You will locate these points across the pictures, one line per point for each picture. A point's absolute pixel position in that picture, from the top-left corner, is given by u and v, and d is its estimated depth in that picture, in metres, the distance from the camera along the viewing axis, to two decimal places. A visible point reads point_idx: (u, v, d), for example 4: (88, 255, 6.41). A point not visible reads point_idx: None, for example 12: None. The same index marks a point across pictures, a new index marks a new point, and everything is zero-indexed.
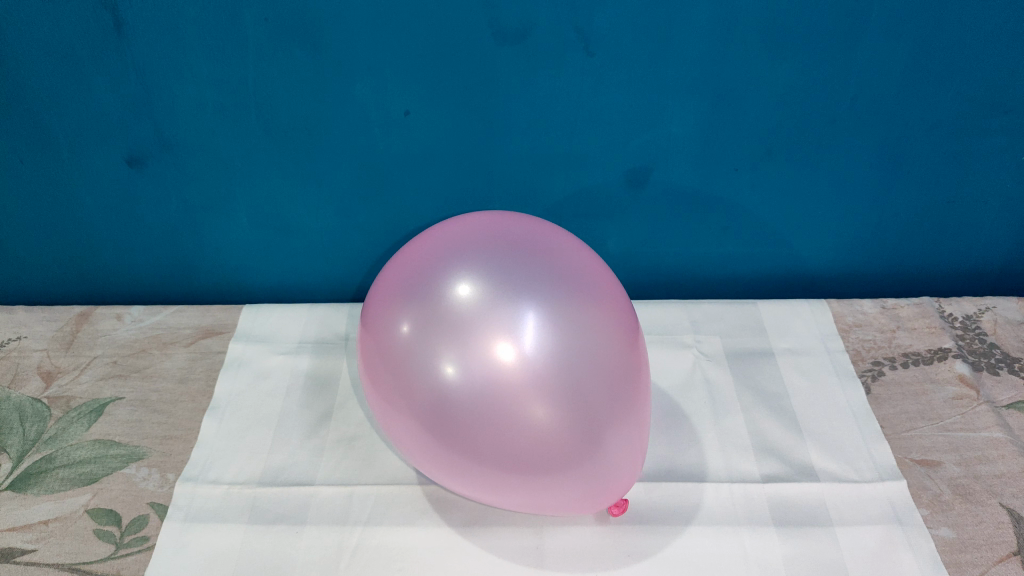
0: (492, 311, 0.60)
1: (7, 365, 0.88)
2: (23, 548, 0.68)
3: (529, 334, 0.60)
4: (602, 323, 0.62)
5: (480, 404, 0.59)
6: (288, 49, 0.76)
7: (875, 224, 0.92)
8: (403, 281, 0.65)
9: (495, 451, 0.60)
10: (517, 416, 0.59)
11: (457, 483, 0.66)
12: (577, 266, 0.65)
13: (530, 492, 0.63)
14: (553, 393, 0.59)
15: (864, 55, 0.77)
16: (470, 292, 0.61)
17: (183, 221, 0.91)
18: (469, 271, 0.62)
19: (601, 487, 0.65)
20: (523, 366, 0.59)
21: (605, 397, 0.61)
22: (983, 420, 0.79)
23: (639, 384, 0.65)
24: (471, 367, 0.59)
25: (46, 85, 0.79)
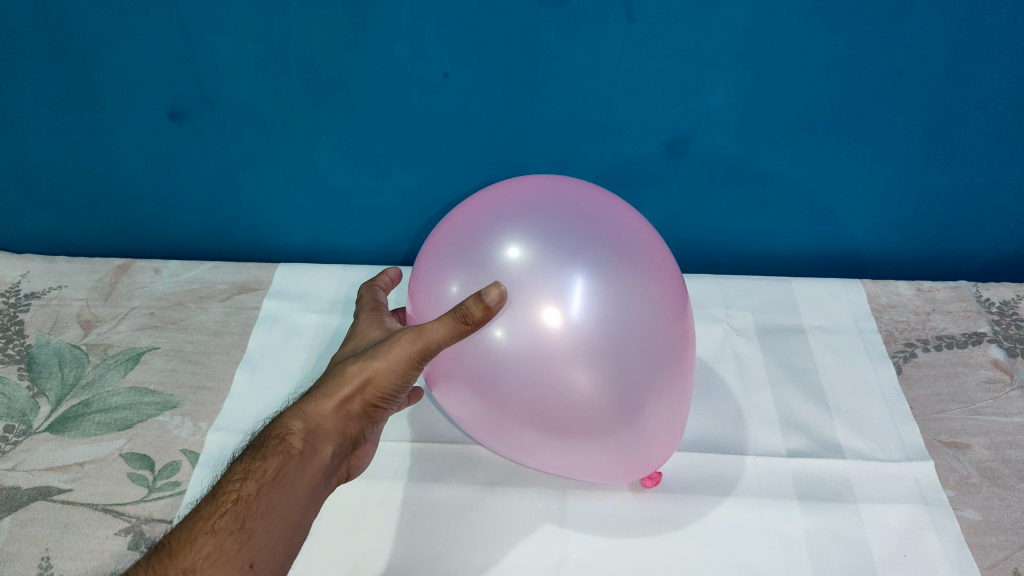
0: (538, 275, 0.59)
1: (48, 312, 0.90)
2: (60, 488, 0.70)
3: (577, 300, 0.59)
4: (647, 289, 0.61)
5: (525, 367, 0.59)
6: (330, 6, 0.76)
7: (914, 205, 0.91)
8: (450, 242, 0.65)
9: (537, 413, 0.60)
10: (561, 381, 0.59)
11: (500, 441, 0.66)
12: (625, 231, 0.63)
13: (573, 452, 0.63)
14: (597, 359, 0.58)
15: (911, 29, 0.75)
16: (520, 255, 0.60)
17: (222, 177, 0.92)
18: (518, 233, 0.61)
19: (642, 450, 0.64)
20: (571, 330, 0.58)
21: (650, 363, 0.60)
22: (1016, 405, 0.78)
23: (685, 351, 0.64)
24: (518, 331, 0.59)
25: (93, 37, 0.81)
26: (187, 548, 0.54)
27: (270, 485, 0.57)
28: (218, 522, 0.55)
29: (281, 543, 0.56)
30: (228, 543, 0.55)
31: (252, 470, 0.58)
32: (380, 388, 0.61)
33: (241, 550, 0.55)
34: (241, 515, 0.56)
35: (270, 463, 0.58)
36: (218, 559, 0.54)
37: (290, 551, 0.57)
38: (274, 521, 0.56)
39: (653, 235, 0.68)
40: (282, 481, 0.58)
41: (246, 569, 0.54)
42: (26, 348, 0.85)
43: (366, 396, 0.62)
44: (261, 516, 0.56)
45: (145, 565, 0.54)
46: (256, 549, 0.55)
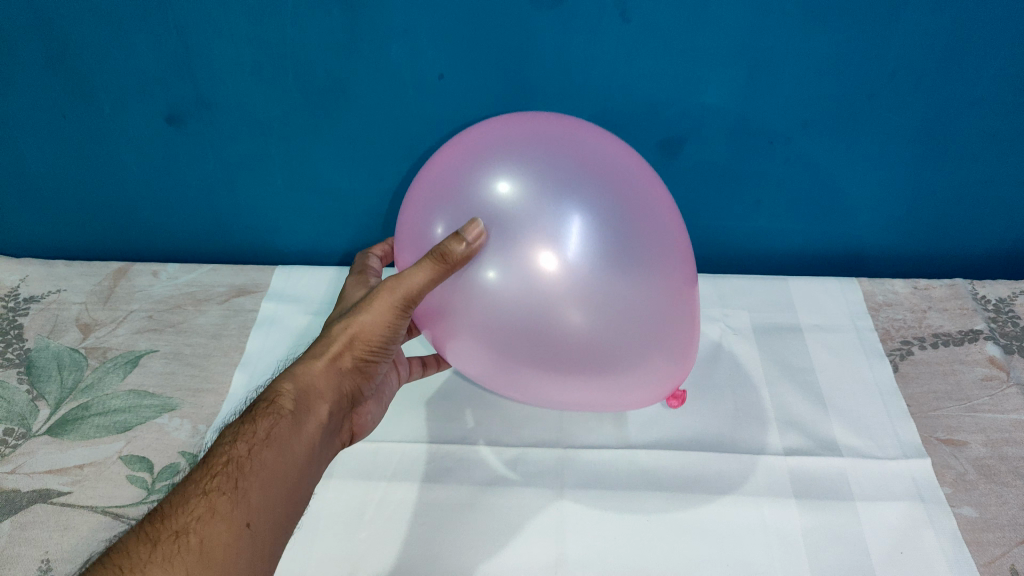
0: (515, 215, 0.57)
1: (47, 316, 0.90)
2: (60, 491, 0.70)
3: (571, 238, 0.56)
4: (632, 216, 0.58)
5: (519, 308, 0.57)
6: (326, 9, 0.76)
7: (909, 203, 0.91)
8: (426, 193, 0.63)
9: (533, 353, 0.58)
10: (556, 322, 0.56)
11: (497, 380, 0.64)
12: (605, 158, 0.60)
13: (575, 390, 0.61)
14: (588, 295, 0.56)
15: (905, 29, 0.75)
16: (510, 192, 0.57)
17: (219, 180, 0.93)
18: (508, 170, 0.58)
19: (646, 384, 0.63)
20: (557, 268, 0.56)
21: (645, 295, 0.57)
22: (1012, 402, 0.78)
23: (681, 279, 0.61)
24: (510, 271, 0.56)
25: (89, 42, 0.81)
26: (178, 510, 0.53)
27: (262, 444, 0.57)
28: (211, 483, 0.54)
29: (277, 501, 0.56)
30: (222, 502, 0.53)
31: (242, 434, 0.58)
32: (367, 340, 0.64)
33: (236, 506, 0.53)
34: (235, 474, 0.55)
35: (260, 425, 0.58)
36: (213, 516, 0.52)
37: (287, 510, 0.57)
38: (269, 477, 0.56)
39: (637, 161, 0.65)
40: (274, 440, 0.58)
41: (244, 526, 0.53)
42: (25, 352, 0.85)
43: (355, 350, 0.64)
44: (255, 473, 0.55)
45: (135, 532, 0.52)
46: (253, 505, 0.54)
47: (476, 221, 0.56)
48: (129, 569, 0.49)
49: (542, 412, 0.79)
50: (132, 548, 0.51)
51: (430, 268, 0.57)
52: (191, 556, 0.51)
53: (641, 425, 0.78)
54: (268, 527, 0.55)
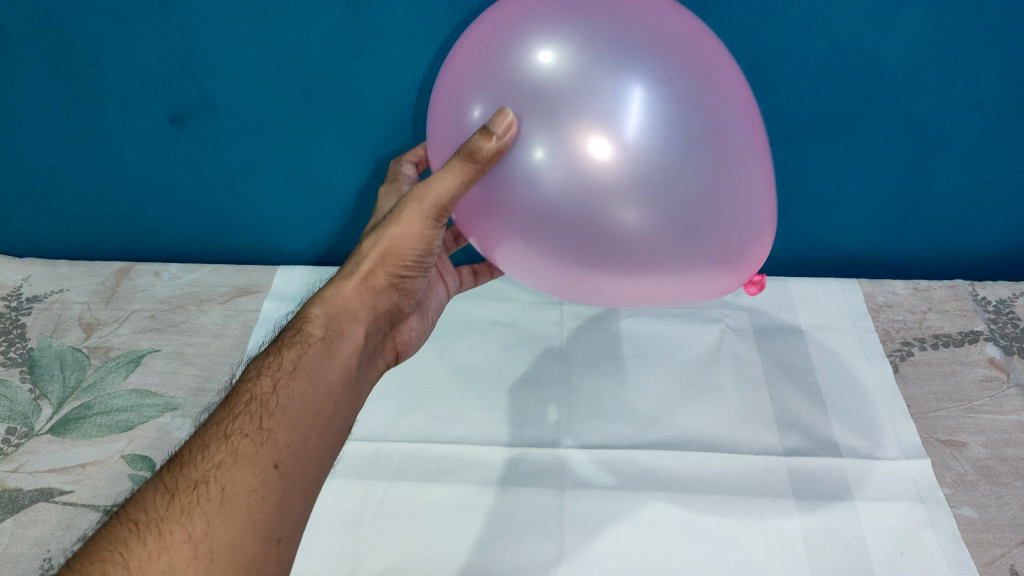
0: (548, 97, 0.48)
1: (49, 315, 0.91)
2: (62, 489, 0.71)
3: (627, 117, 0.46)
4: (693, 87, 0.48)
5: (563, 201, 0.48)
6: (328, 11, 0.77)
7: (910, 204, 0.91)
8: (449, 82, 0.55)
9: (579, 253, 0.50)
10: (606, 217, 0.48)
11: (539, 281, 0.57)
12: (666, 21, 0.50)
13: (638, 293, 0.54)
14: (643, 187, 0.47)
15: (905, 31, 0.76)
16: (556, 62, 0.48)
17: (222, 179, 0.93)
18: (554, 36, 0.48)
19: (717, 286, 0.54)
20: (603, 158, 0.47)
21: (712, 184, 0.47)
22: (1012, 403, 0.78)
23: (758, 161, 0.51)
24: (555, 157, 0.47)
25: (93, 43, 0.81)
26: (198, 458, 0.51)
27: (289, 375, 0.56)
28: (233, 428, 0.53)
29: (304, 443, 0.54)
30: (245, 446, 0.52)
31: (268, 373, 0.57)
32: (398, 256, 0.62)
33: (260, 450, 0.51)
34: (258, 418, 0.53)
35: (287, 357, 0.58)
36: (236, 460, 0.50)
37: (316, 452, 0.55)
38: (296, 412, 0.55)
39: (699, 26, 0.54)
40: (302, 372, 0.57)
41: (272, 468, 0.51)
42: (28, 351, 0.86)
43: (388, 266, 0.63)
44: (278, 415, 0.54)
45: (153, 483, 0.50)
46: (279, 445, 0.53)
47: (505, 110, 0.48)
48: (146, 522, 0.47)
49: (543, 412, 0.79)
50: (149, 498, 0.49)
51: (461, 171, 0.51)
52: (213, 504, 0.48)
53: (642, 425, 0.78)
54: (298, 468, 0.53)
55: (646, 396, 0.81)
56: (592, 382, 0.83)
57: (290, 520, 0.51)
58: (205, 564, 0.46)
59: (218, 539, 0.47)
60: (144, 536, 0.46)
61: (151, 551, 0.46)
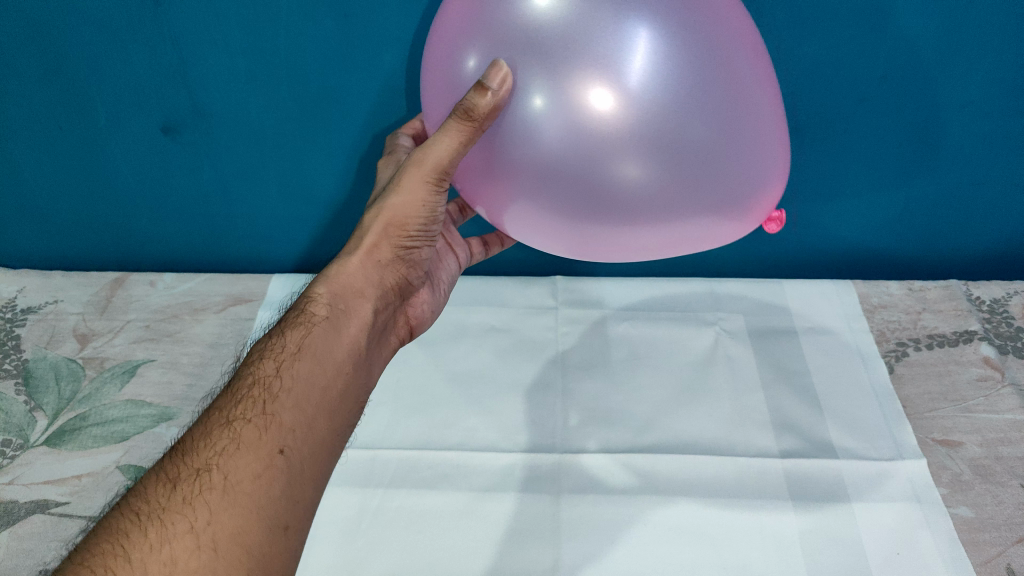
0: (546, 46, 0.47)
1: (44, 327, 0.91)
2: (58, 501, 0.70)
3: (626, 67, 0.46)
4: (696, 33, 0.47)
5: (563, 153, 0.48)
6: (319, 20, 0.77)
7: (902, 206, 0.92)
8: (446, 33, 0.54)
9: (580, 205, 0.50)
10: (608, 168, 0.48)
11: (541, 236, 0.57)
12: None
13: (648, 242, 0.53)
14: (643, 138, 0.47)
15: (894, 33, 0.76)
16: (554, 10, 0.47)
17: (216, 189, 0.93)
18: None
19: (731, 231, 0.54)
20: (604, 108, 0.46)
21: (717, 128, 0.47)
22: (1008, 402, 0.78)
23: (767, 101, 0.50)
24: (554, 109, 0.47)
25: (85, 53, 0.81)
26: (199, 446, 0.49)
27: (292, 360, 0.56)
28: (236, 415, 0.51)
29: (308, 429, 0.53)
30: (250, 431, 0.50)
31: (272, 358, 0.56)
32: (401, 224, 0.62)
33: (264, 436, 0.50)
34: (259, 405, 0.52)
35: (291, 341, 0.57)
36: (240, 447, 0.49)
37: (321, 439, 0.54)
38: (300, 396, 0.54)
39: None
40: (306, 356, 0.56)
41: (278, 452, 0.50)
42: (23, 363, 0.86)
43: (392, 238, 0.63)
44: (282, 400, 0.53)
45: (153, 474, 0.48)
46: (284, 429, 0.51)
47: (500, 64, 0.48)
48: (148, 512, 0.45)
49: (539, 417, 0.79)
50: (150, 489, 0.47)
51: (459, 131, 0.51)
52: (216, 493, 0.46)
53: (638, 430, 0.78)
54: (303, 451, 0.52)
55: (642, 400, 0.81)
56: (587, 387, 0.83)
57: (298, 504, 0.50)
58: (214, 549, 0.44)
59: (226, 524, 0.45)
60: (146, 527, 0.44)
61: (152, 541, 0.44)
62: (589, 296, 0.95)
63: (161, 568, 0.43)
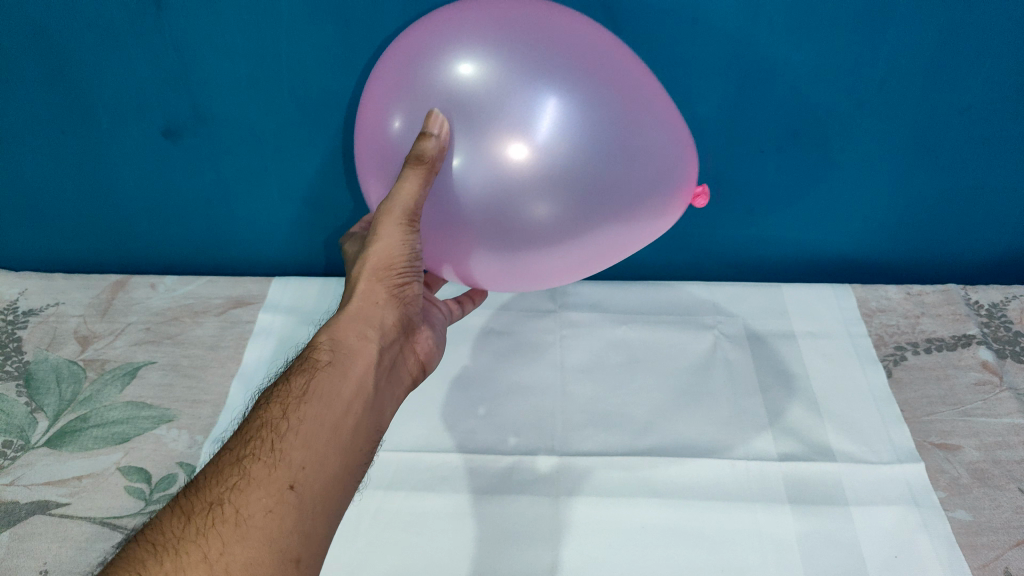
0: (465, 108, 0.53)
1: (45, 329, 0.91)
2: (58, 502, 0.71)
3: (536, 122, 0.52)
4: (596, 90, 0.53)
5: (484, 198, 0.54)
6: (320, 24, 0.77)
7: (901, 211, 0.92)
8: (375, 97, 0.59)
9: (501, 241, 0.56)
10: (522, 209, 0.54)
11: (467, 272, 0.63)
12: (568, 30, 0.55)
13: (565, 266, 0.60)
14: (551, 182, 0.53)
15: (891, 38, 0.76)
16: (471, 77, 0.53)
17: (216, 192, 0.94)
18: (466, 53, 0.54)
19: (634, 247, 0.61)
20: (519, 159, 0.53)
21: (615, 165, 0.54)
22: (1006, 406, 0.78)
23: (662, 139, 0.57)
24: (474, 162, 0.53)
25: (86, 58, 0.82)
26: (211, 482, 0.51)
27: (299, 402, 0.56)
28: (246, 453, 0.53)
29: (321, 465, 0.53)
30: (259, 469, 0.51)
31: (280, 399, 0.56)
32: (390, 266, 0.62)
33: (273, 473, 0.51)
34: (268, 443, 0.53)
35: (296, 384, 0.57)
36: (250, 484, 0.50)
37: (334, 476, 0.54)
38: (309, 433, 0.54)
39: (592, 24, 0.59)
40: (314, 396, 0.56)
41: (288, 488, 0.51)
42: (24, 364, 0.86)
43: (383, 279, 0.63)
44: (291, 438, 0.53)
45: (169, 509, 0.50)
46: (293, 466, 0.52)
47: (435, 115, 0.53)
48: (163, 544, 0.47)
49: (538, 420, 0.80)
50: (165, 524, 0.49)
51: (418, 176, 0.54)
52: (228, 526, 0.48)
53: (636, 432, 0.78)
54: (316, 486, 0.52)
55: (641, 403, 0.81)
56: (586, 390, 0.83)
57: (309, 539, 0.50)
58: None
59: (235, 559, 0.47)
60: (161, 559, 0.47)
61: (167, 570, 0.46)
62: (588, 299, 0.95)
63: None
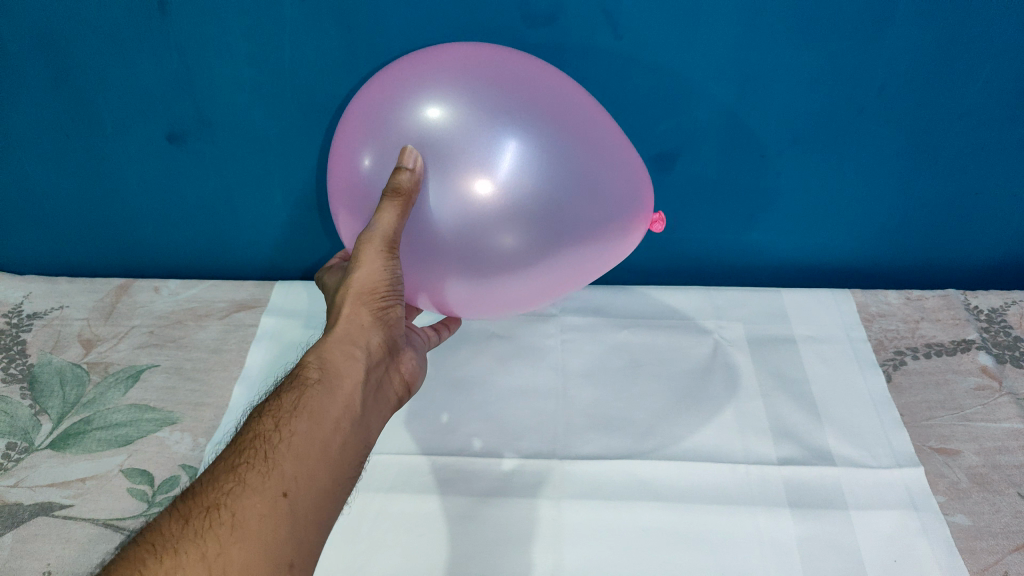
0: (432, 147, 0.55)
1: (49, 332, 0.92)
2: (62, 503, 0.71)
3: (502, 161, 0.55)
4: (556, 131, 0.57)
5: (452, 232, 0.56)
6: (324, 30, 0.78)
7: (900, 216, 0.92)
8: (347, 137, 0.61)
9: (469, 273, 0.58)
10: (489, 242, 0.56)
11: (436, 301, 0.65)
12: (529, 76, 0.59)
13: (530, 294, 0.63)
14: (516, 216, 0.56)
15: (891, 43, 0.77)
16: (439, 118, 0.56)
17: (220, 197, 0.94)
18: (433, 97, 0.56)
19: (593, 273, 0.64)
20: (484, 194, 0.55)
21: (576, 200, 0.57)
22: (1005, 411, 0.79)
23: (618, 174, 0.60)
24: (444, 197, 0.55)
25: (92, 63, 0.82)
26: (208, 487, 0.52)
27: (291, 415, 0.56)
28: (240, 460, 0.53)
29: (313, 475, 0.54)
30: (253, 477, 0.52)
31: (272, 410, 0.57)
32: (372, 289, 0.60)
33: (267, 480, 0.52)
34: (262, 453, 0.54)
35: (287, 398, 0.57)
36: (246, 489, 0.51)
37: (325, 486, 0.55)
38: (301, 444, 0.55)
39: (549, 68, 0.62)
40: (305, 410, 0.56)
41: (281, 497, 0.52)
42: (28, 367, 0.86)
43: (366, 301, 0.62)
44: (283, 448, 0.54)
45: (167, 510, 0.51)
46: (286, 475, 0.53)
47: (408, 149, 0.55)
48: (162, 544, 0.48)
49: (539, 423, 0.80)
50: (163, 526, 0.50)
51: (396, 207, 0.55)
52: (226, 528, 0.49)
53: (638, 436, 0.78)
54: (308, 496, 0.53)
55: (642, 407, 0.82)
56: (588, 394, 0.83)
57: (302, 547, 0.52)
58: None
59: (232, 562, 0.48)
60: (162, 556, 0.48)
61: (167, 568, 0.47)
62: (589, 303, 0.96)
63: None
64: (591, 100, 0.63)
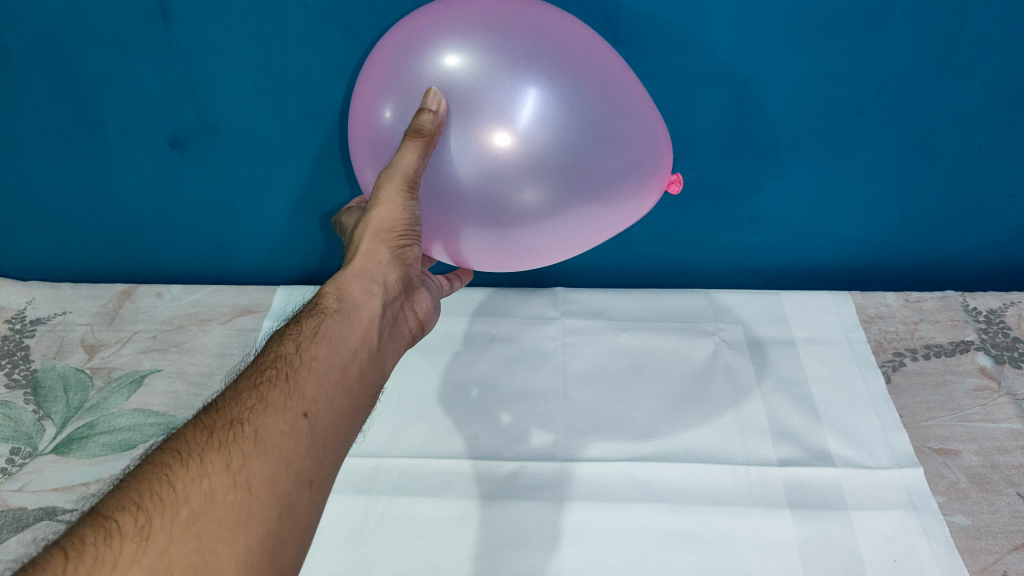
0: (454, 94, 0.55)
1: (53, 337, 0.92)
2: (66, 508, 0.71)
3: (522, 112, 0.54)
4: (577, 82, 0.56)
5: (472, 184, 0.56)
6: (326, 35, 0.79)
7: (900, 218, 0.93)
8: (369, 87, 0.61)
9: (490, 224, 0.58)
10: (510, 194, 0.56)
11: (457, 253, 0.65)
12: (550, 25, 0.57)
13: (549, 248, 0.63)
14: (537, 168, 0.55)
15: (889, 47, 0.77)
16: (460, 67, 0.55)
17: (223, 201, 0.95)
18: (454, 47, 0.56)
19: (614, 226, 0.63)
20: (504, 145, 0.55)
21: (597, 153, 0.56)
22: (1004, 411, 0.79)
23: (640, 127, 0.59)
24: (464, 148, 0.55)
25: (96, 70, 0.83)
26: (231, 403, 0.51)
27: (310, 342, 0.56)
28: (261, 382, 0.53)
29: (331, 401, 0.54)
30: (274, 396, 0.52)
31: (291, 339, 0.57)
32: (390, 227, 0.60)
33: (288, 401, 0.52)
34: (283, 376, 0.53)
35: (307, 327, 0.58)
36: (267, 407, 0.51)
37: (342, 413, 0.54)
38: (319, 371, 0.54)
39: (570, 19, 0.61)
40: (323, 338, 0.57)
41: (301, 417, 0.51)
42: (32, 372, 0.87)
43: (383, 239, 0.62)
44: (303, 372, 0.54)
45: (190, 424, 0.51)
46: (306, 397, 0.53)
47: (432, 92, 0.55)
48: (188, 453, 0.48)
49: (540, 425, 0.80)
50: (188, 436, 0.49)
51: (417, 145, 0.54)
52: (249, 442, 0.49)
53: (638, 438, 0.79)
54: (326, 420, 0.53)
55: (643, 409, 0.82)
56: (589, 396, 0.84)
57: (321, 467, 0.51)
58: (243, 493, 0.46)
59: (255, 472, 0.47)
60: (188, 463, 0.47)
61: (193, 474, 0.46)
62: (589, 306, 0.96)
63: (201, 497, 0.45)
64: (613, 52, 0.62)
